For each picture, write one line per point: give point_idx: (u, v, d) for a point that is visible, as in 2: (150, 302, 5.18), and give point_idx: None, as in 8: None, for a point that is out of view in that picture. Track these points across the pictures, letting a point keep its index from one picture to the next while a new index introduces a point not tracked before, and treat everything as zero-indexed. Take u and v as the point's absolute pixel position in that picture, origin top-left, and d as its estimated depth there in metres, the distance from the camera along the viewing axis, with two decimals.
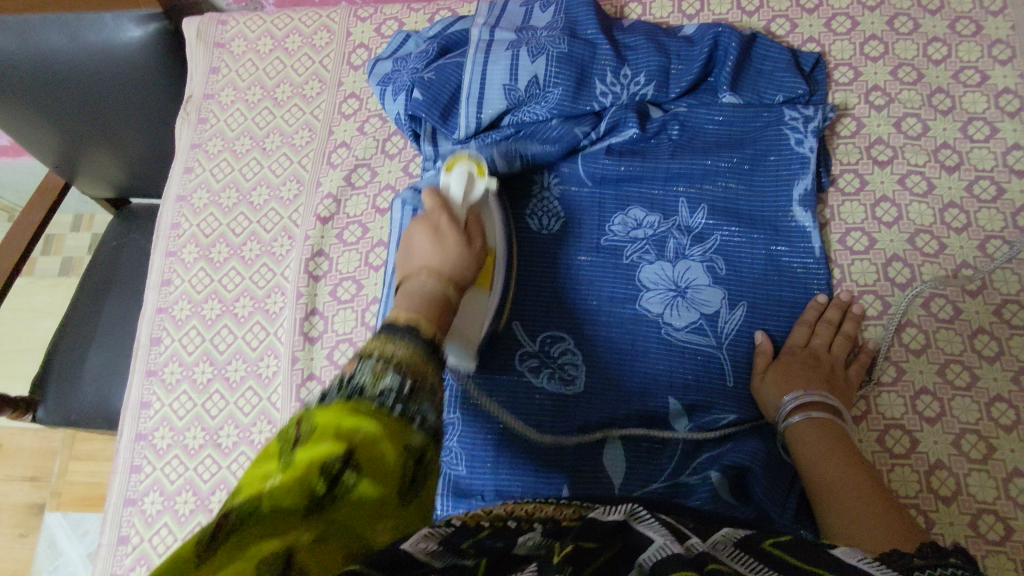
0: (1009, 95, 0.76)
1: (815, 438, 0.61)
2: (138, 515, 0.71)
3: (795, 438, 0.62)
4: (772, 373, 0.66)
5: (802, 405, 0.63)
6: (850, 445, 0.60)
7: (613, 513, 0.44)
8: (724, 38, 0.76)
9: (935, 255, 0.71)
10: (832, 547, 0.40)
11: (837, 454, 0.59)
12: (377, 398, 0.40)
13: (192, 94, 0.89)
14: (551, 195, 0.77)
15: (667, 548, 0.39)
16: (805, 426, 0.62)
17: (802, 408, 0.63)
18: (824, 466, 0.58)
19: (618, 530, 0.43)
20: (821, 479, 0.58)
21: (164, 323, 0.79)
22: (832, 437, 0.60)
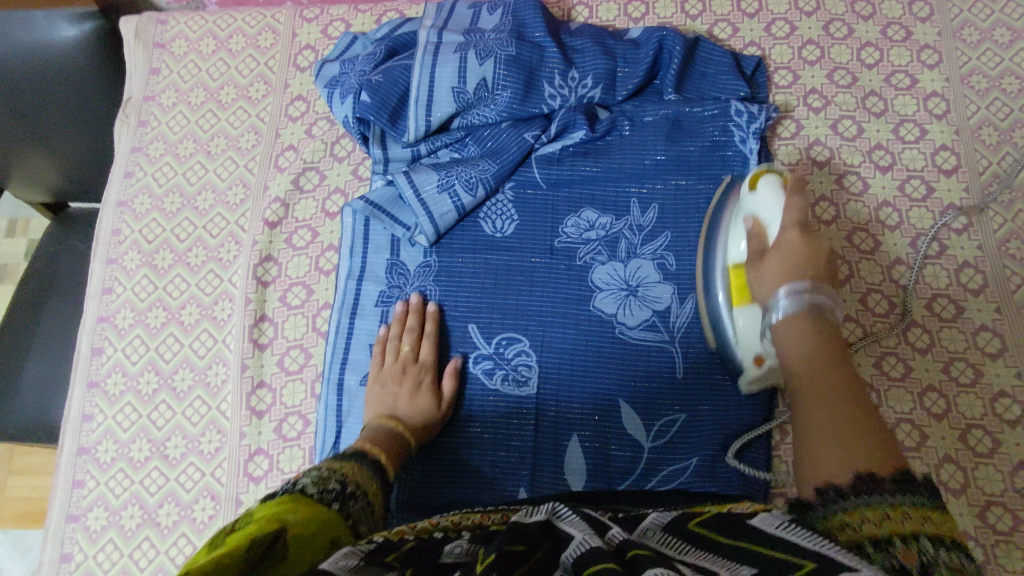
0: (937, 99, 0.80)
1: (803, 320, 0.51)
2: (82, 532, 0.69)
3: (784, 336, 0.51)
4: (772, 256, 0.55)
5: (795, 300, 0.51)
6: (836, 331, 0.51)
7: (533, 514, 0.43)
8: (668, 42, 0.78)
9: (870, 253, 0.74)
10: (751, 518, 0.41)
11: (824, 356, 0.49)
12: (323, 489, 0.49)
13: (131, 96, 0.87)
14: (504, 198, 0.77)
15: (587, 543, 0.39)
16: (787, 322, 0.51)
17: (812, 296, 0.51)
18: (802, 370, 0.49)
19: (543, 530, 0.41)
20: (805, 383, 0.48)
21: (106, 333, 0.76)
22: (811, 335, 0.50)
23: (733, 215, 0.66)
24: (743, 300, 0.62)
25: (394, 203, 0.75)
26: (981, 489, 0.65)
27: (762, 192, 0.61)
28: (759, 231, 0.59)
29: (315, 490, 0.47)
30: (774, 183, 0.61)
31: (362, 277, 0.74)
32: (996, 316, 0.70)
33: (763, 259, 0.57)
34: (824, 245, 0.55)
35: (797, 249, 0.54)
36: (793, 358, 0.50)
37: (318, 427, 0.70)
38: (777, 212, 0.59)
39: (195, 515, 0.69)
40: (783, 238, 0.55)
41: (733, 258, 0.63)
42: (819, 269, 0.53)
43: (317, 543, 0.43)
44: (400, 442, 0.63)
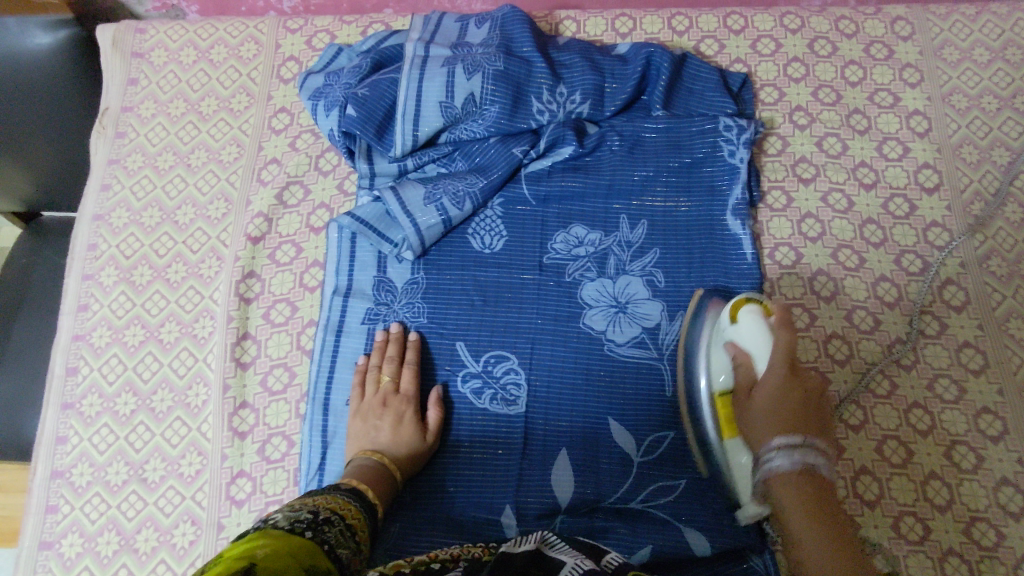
0: (919, 117, 0.81)
1: (793, 487, 0.55)
2: (55, 559, 0.67)
3: (776, 498, 0.55)
4: (758, 407, 0.60)
5: (784, 458, 0.55)
6: (823, 483, 0.55)
7: (523, 546, 0.50)
8: (656, 59, 0.78)
9: (856, 270, 0.75)
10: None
11: (807, 514, 0.53)
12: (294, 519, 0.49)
13: (107, 106, 0.84)
14: (493, 213, 0.76)
15: (580, 566, 0.43)
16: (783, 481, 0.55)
17: (803, 453, 0.55)
18: (795, 525, 0.53)
19: (532, 560, 0.47)
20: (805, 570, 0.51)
21: (82, 351, 0.74)
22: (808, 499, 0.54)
23: (714, 334, 0.67)
24: (731, 434, 0.63)
25: (381, 219, 0.74)
26: (966, 505, 0.66)
27: (743, 322, 0.63)
28: (744, 365, 0.63)
29: (288, 524, 0.48)
30: (757, 313, 0.63)
31: (348, 295, 0.73)
32: (979, 333, 0.71)
33: (752, 396, 0.60)
34: (810, 385, 0.60)
35: (779, 399, 0.58)
36: (791, 533, 0.53)
37: (303, 448, 0.68)
38: (761, 347, 0.62)
39: (174, 541, 0.67)
40: (765, 374, 0.60)
41: (718, 386, 0.65)
42: (809, 420, 0.58)
43: (291, 574, 0.41)
44: (378, 481, 0.62)
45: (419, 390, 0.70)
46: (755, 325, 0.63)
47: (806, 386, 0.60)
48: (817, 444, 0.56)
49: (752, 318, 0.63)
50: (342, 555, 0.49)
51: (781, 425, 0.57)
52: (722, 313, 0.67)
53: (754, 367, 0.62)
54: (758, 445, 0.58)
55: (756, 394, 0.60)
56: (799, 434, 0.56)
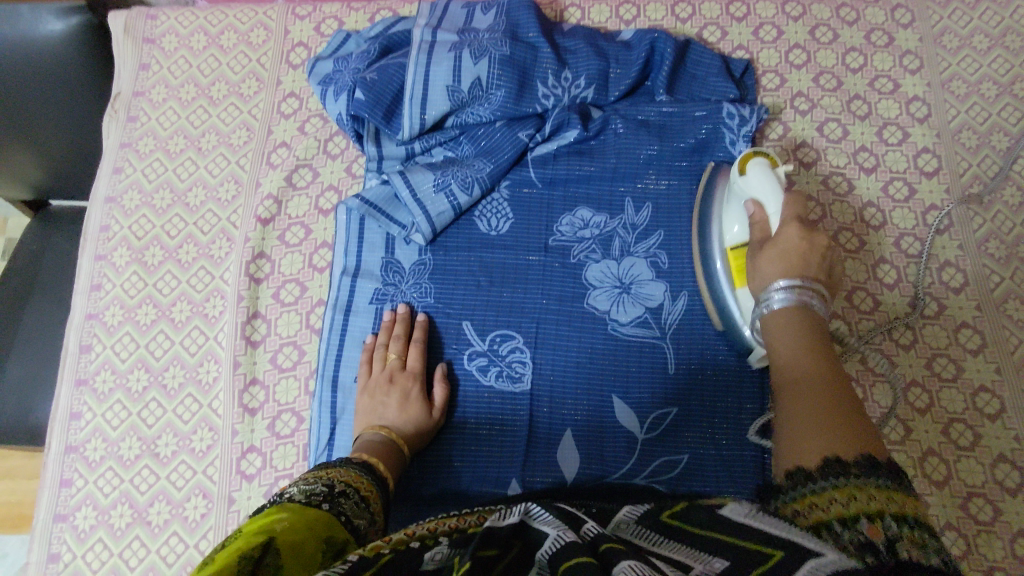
0: (918, 102, 0.82)
1: (792, 325, 0.55)
2: (69, 531, 0.68)
3: (772, 336, 0.56)
4: (767, 245, 0.61)
5: (788, 294, 0.56)
6: (825, 330, 0.55)
7: (507, 519, 0.42)
8: (659, 44, 0.79)
9: (856, 252, 0.76)
10: (722, 507, 0.42)
11: (802, 341, 0.53)
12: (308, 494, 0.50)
13: (120, 91, 0.86)
14: (499, 196, 0.77)
15: (563, 537, 0.39)
16: (784, 318, 0.56)
17: (803, 291, 0.56)
18: (784, 363, 0.53)
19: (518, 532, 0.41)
20: (782, 381, 0.52)
21: (95, 330, 0.75)
22: (800, 336, 0.54)
23: (729, 195, 0.70)
24: (741, 282, 0.66)
25: (390, 202, 0.75)
26: (963, 481, 0.67)
27: (751, 173, 0.66)
28: (753, 209, 0.65)
29: (304, 499, 0.49)
30: (764, 165, 0.66)
31: (356, 275, 0.74)
32: (976, 313, 0.73)
33: (759, 243, 0.62)
34: (820, 241, 0.60)
35: (791, 237, 0.60)
36: (779, 357, 0.54)
37: (312, 424, 0.70)
38: (770, 195, 0.64)
39: (186, 514, 0.68)
40: (779, 224, 0.62)
41: (732, 240, 0.68)
42: (818, 272, 0.58)
43: (308, 548, 0.43)
44: (388, 456, 0.63)
45: (426, 367, 0.71)
46: (761, 176, 0.65)
47: (818, 232, 0.61)
48: (819, 286, 0.57)
49: (755, 167, 0.66)
50: (359, 525, 0.50)
51: (790, 264, 0.58)
52: (733, 184, 0.69)
53: (765, 206, 0.64)
54: (765, 280, 0.59)
55: (764, 245, 0.62)
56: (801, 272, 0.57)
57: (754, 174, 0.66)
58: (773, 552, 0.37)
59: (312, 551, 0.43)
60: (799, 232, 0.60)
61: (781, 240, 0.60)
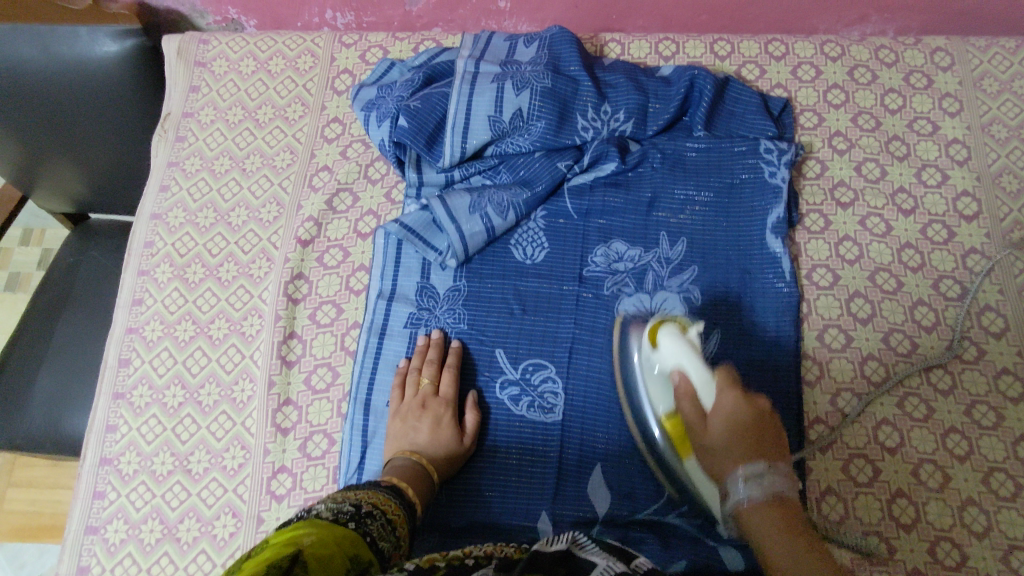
0: (958, 145, 0.82)
1: (759, 515, 0.53)
2: (100, 544, 0.69)
3: (750, 535, 0.53)
4: (713, 420, 0.58)
5: (752, 488, 0.54)
6: (795, 509, 0.54)
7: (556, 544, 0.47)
8: (699, 80, 0.80)
9: (894, 293, 0.75)
10: None
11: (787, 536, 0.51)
12: (334, 513, 0.49)
13: (169, 112, 0.88)
14: (535, 226, 0.78)
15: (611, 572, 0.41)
16: (754, 514, 0.53)
17: (770, 476, 0.54)
18: (771, 548, 0.51)
19: (564, 558, 0.44)
20: (775, 568, 0.49)
21: (134, 344, 0.77)
22: (777, 510, 0.53)
23: (644, 361, 0.66)
24: (688, 453, 0.63)
25: (428, 228, 0.76)
26: (1003, 533, 0.65)
27: (664, 345, 0.62)
28: (682, 386, 0.60)
29: (332, 515, 0.49)
30: (674, 333, 0.63)
31: (391, 299, 0.75)
32: (1017, 360, 0.71)
33: (705, 429, 0.58)
34: (761, 405, 0.58)
35: (736, 424, 0.56)
36: (769, 553, 0.51)
37: (343, 447, 0.70)
38: (701, 372, 0.60)
39: (215, 532, 0.68)
40: (714, 405, 0.58)
41: (665, 414, 0.65)
42: (772, 450, 0.56)
43: (336, 563, 0.42)
44: (419, 483, 0.63)
45: (457, 394, 0.71)
46: (678, 345, 0.61)
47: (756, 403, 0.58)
48: (780, 468, 0.55)
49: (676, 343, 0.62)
50: (383, 547, 0.50)
51: (744, 452, 0.56)
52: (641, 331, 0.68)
53: (693, 385, 0.60)
54: (726, 470, 0.56)
55: (710, 429, 0.58)
56: (765, 461, 0.54)
57: (670, 353, 0.62)
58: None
59: (339, 566, 0.42)
60: (735, 398, 0.58)
61: (732, 437, 0.56)
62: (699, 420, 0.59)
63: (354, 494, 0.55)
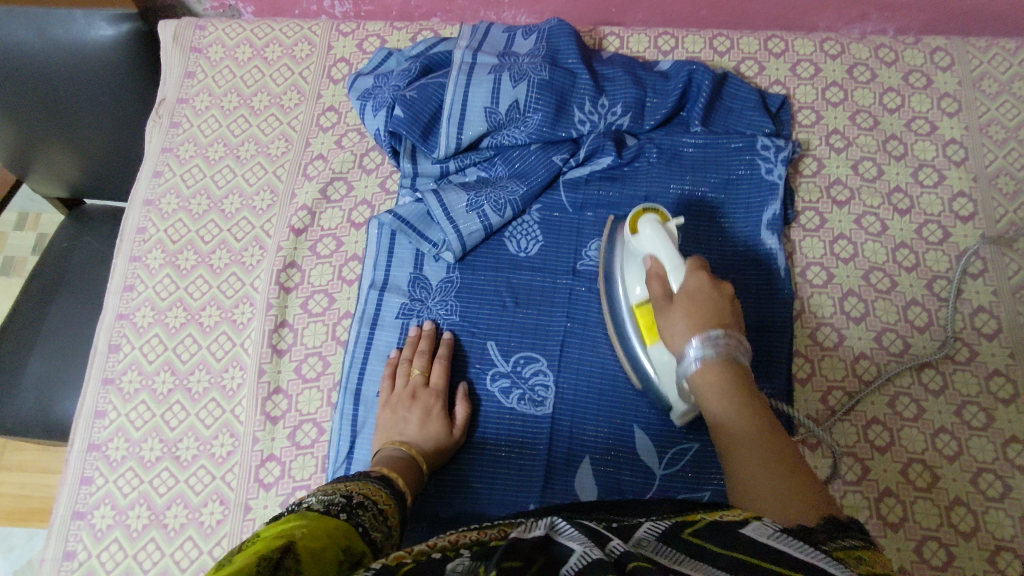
0: (955, 146, 0.82)
1: (712, 385, 0.53)
2: (86, 529, 0.68)
3: (706, 404, 0.53)
4: (676, 304, 0.58)
5: (707, 352, 0.53)
6: (751, 384, 0.53)
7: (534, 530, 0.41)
8: (697, 76, 0.80)
9: (887, 292, 0.75)
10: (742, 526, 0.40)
11: (766, 461, 0.48)
12: (324, 506, 0.49)
13: (164, 97, 0.88)
14: (530, 219, 0.78)
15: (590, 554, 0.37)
16: (707, 382, 0.53)
17: (726, 345, 0.53)
18: (727, 432, 0.50)
19: (541, 548, 0.38)
20: (735, 451, 0.50)
21: (125, 330, 0.76)
22: (730, 389, 0.52)
23: (625, 252, 0.67)
24: (654, 339, 0.63)
25: (422, 219, 0.76)
26: (990, 533, 0.65)
27: (642, 232, 0.63)
28: (653, 264, 0.62)
29: (322, 508, 0.49)
30: (655, 222, 0.62)
31: (384, 289, 0.75)
32: (1009, 361, 0.71)
33: (669, 303, 0.59)
34: (727, 291, 0.59)
35: (698, 304, 0.57)
36: (727, 438, 0.50)
37: (332, 436, 0.70)
38: (670, 251, 0.61)
39: (202, 519, 0.68)
40: (682, 286, 0.59)
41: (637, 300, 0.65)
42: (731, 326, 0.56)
43: (327, 555, 0.42)
44: (407, 473, 0.62)
45: (448, 385, 0.71)
46: (654, 229, 0.62)
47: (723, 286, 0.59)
48: (739, 341, 0.54)
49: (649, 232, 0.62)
50: (375, 538, 0.49)
51: (699, 322, 0.55)
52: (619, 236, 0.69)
53: (660, 266, 0.61)
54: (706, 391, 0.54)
55: (673, 307, 0.58)
56: (721, 330, 0.54)
57: (643, 236, 0.62)
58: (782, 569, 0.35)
59: (330, 558, 0.42)
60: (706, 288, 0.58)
61: (688, 311, 0.57)
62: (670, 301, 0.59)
63: (344, 486, 0.54)
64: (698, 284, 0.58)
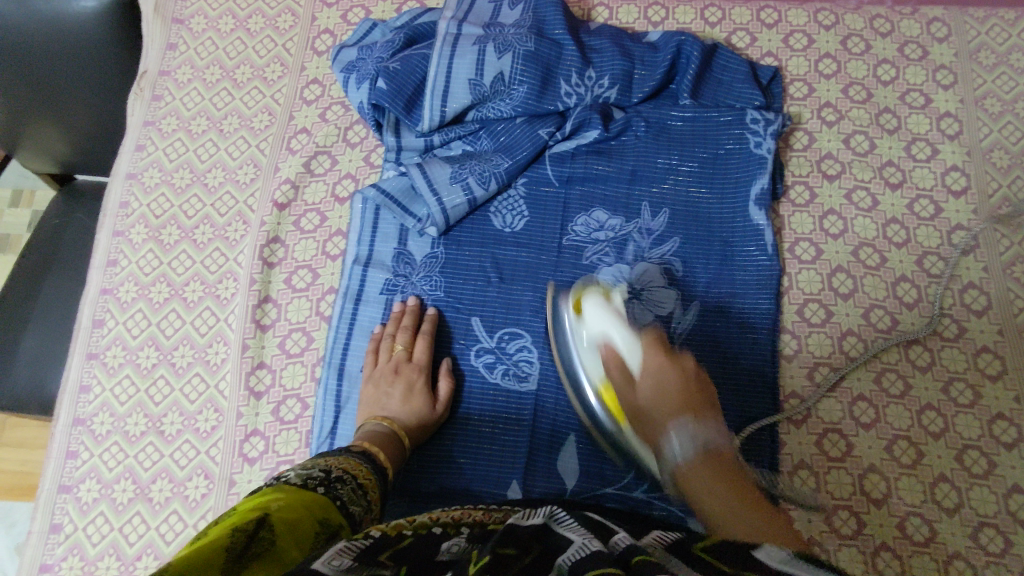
0: (950, 119, 0.80)
1: (700, 476, 0.57)
2: (72, 503, 0.69)
3: (689, 490, 0.57)
4: (647, 379, 0.63)
5: (687, 444, 0.59)
6: (734, 466, 0.58)
7: (532, 518, 0.47)
8: (686, 47, 0.78)
9: (876, 268, 0.74)
10: (756, 548, 0.40)
11: (723, 487, 0.55)
12: (303, 480, 0.49)
13: (146, 70, 0.86)
14: (516, 193, 0.77)
15: (587, 547, 0.39)
16: (694, 467, 0.58)
17: (699, 438, 0.59)
18: (711, 504, 0.54)
19: (538, 534, 0.43)
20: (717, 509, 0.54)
21: (109, 305, 0.76)
22: (719, 472, 0.57)
23: (569, 335, 0.68)
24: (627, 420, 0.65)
25: (406, 193, 0.75)
26: (973, 509, 0.65)
27: (588, 314, 0.67)
28: (608, 351, 0.66)
29: (301, 481, 0.49)
30: (596, 301, 0.67)
31: (368, 264, 0.74)
32: (998, 338, 0.71)
33: (637, 396, 0.64)
34: (685, 363, 0.63)
35: (660, 391, 0.62)
36: (704, 509, 0.55)
37: (316, 411, 0.70)
38: (623, 332, 0.66)
39: (187, 493, 0.68)
40: (642, 373, 0.64)
41: (597, 380, 0.67)
42: (700, 403, 0.61)
43: (304, 526, 0.43)
44: (389, 447, 0.62)
45: (431, 361, 0.71)
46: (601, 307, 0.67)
47: (683, 362, 0.63)
48: (711, 425, 0.60)
49: (592, 331, 0.67)
50: (354, 511, 0.50)
51: (678, 405, 0.61)
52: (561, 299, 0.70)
53: (619, 350, 0.66)
54: (659, 426, 0.61)
55: (641, 401, 0.63)
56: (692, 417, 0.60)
57: (596, 329, 0.66)
58: None
59: (306, 530, 0.43)
60: (667, 358, 0.63)
61: (657, 396, 0.62)
62: (635, 400, 0.64)
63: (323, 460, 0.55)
64: (675, 374, 0.62)
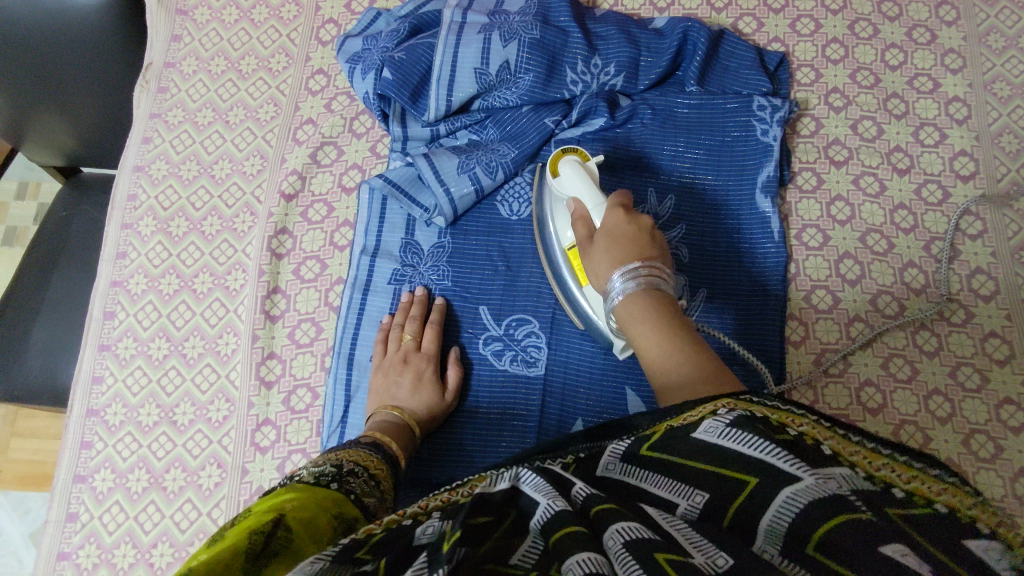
0: (958, 103, 0.80)
1: (646, 322, 0.51)
2: (88, 492, 0.70)
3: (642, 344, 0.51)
4: (597, 236, 0.59)
5: (629, 281, 0.53)
6: (680, 314, 0.52)
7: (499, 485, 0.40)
8: (693, 33, 0.78)
9: (884, 254, 0.74)
10: (697, 430, 0.39)
11: (664, 329, 0.50)
12: (314, 477, 0.50)
13: (151, 62, 0.86)
14: (522, 181, 0.77)
15: (552, 506, 0.36)
16: (637, 308, 0.52)
17: (645, 271, 0.53)
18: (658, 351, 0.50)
19: (506, 500, 0.39)
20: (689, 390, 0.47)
21: (119, 297, 0.77)
22: (667, 328, 0.50)
23: (552, 200, 0.68)
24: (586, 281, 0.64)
25: (413, 183, 0.75)
26: (980, 493, 0.65)
27: (563, 172, 0.65)
28: (577, 206, 0.63)
29: (313, 478, 0.49)
30: (574, 162, 0.65)
31: (376, 255, 0.74)
32: (1006, 323, 0.70)
33: (591, 242, 0.59)
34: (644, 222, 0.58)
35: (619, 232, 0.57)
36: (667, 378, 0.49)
37: (326, 401, 0.70)
38: (591, 189, 0.63)
39: (201, 482, 0.69)
40: (604, 221, 0.60)
41: (567, 242, 0.66)
42: (650, 246, 0.56)
43: (321, 522, 0.43)
44: (398, 436, 0.63)
45: (440, 350, 0.71)
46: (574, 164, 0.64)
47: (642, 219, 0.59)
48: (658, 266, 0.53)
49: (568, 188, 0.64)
50: (368, 503, 0.50)
51: (625, 254, 0.55)
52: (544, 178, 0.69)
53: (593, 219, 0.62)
54: (617, 317, 0.60)
55: (597, 237, 0.59)
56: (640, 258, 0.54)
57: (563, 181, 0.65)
58: (745, 478, 0.35)
59: (323, 525, 0.43)
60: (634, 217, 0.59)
61: (608, 244, 0.57)
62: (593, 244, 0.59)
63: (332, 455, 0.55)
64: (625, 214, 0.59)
